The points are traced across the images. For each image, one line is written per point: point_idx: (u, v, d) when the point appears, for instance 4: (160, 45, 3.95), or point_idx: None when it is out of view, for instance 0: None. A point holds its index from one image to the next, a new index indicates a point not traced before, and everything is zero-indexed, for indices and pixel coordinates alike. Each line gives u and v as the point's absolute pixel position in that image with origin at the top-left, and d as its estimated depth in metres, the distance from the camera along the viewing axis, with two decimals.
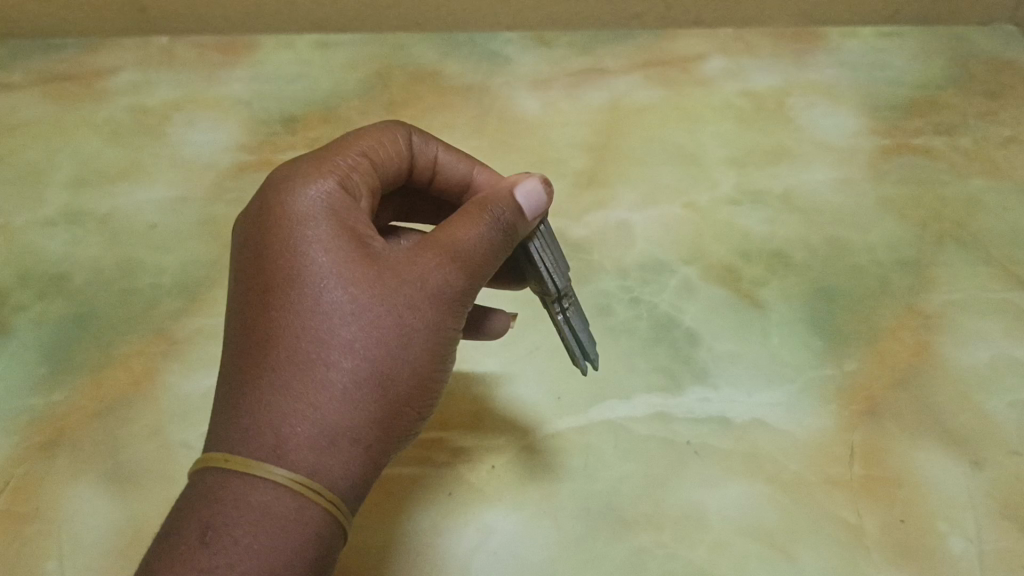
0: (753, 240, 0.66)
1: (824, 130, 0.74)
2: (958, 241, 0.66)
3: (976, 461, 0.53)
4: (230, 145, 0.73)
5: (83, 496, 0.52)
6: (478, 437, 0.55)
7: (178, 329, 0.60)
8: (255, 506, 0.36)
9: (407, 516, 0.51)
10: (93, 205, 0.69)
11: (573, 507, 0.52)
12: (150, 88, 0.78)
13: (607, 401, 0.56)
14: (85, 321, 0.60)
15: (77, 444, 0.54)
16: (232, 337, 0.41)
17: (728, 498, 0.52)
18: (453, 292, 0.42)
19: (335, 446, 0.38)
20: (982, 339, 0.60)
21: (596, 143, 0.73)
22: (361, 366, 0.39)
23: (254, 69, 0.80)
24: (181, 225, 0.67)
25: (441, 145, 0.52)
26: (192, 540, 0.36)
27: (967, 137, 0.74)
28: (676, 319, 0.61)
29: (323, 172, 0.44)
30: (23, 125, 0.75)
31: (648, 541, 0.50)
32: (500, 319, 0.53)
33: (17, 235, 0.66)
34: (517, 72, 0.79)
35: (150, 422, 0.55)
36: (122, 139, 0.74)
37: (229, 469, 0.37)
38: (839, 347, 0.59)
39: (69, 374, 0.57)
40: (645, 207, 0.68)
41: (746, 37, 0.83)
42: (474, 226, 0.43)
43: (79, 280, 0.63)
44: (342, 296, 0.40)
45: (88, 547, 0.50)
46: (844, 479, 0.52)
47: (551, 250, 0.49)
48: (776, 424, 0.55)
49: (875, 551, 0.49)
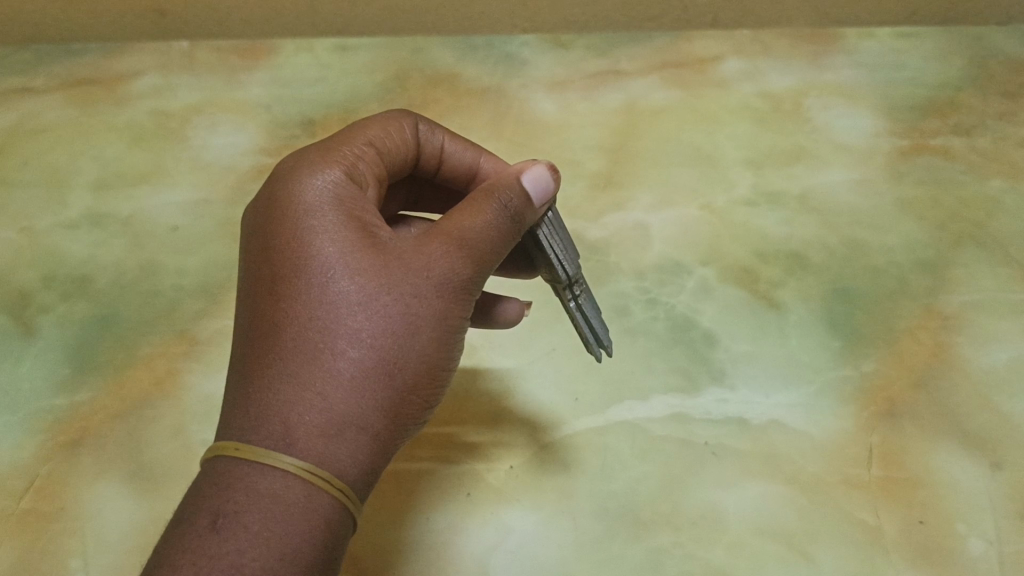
0: (771, 241, 0.66)
1: (842, 131, 0.74)
2: (977, 241, 0.66)
3: (995, 462, 0.53)
4: (251, 148, 0.74)
5: (106, 495, 0.53)
6: (495, 435, 0.55)
7: (200, 330, 0.61)
8: (265, 493, 0.37)
9: (423, 517, 0.52)
10: (115, 207, 0.70)
11: (592, 506, 0.52)
12: (171, 92, 0.79)
13: (625, 402, 0.57)
14: (109, 322, 0.61)
15: (100, 443, 0.55)
16: (241, 327, 0.42)
17: (745, 499, 0.52)
18: (459, 280, 0.42)
19: (343, 435, 0.39)
20: (1002, 340, 0.59)
21: (612, 144, 0.73)
22: (367, 355, 0.40)
23: (273, 72, 0.81)
24: (203, 226, 0.68)
25: (447, 134, 0.52)
26: (203, 526, 0.36)
27: (986, 137, 0.73)
28: (694, 321, 0.61)
29: (329, 163, 0.44)
30: (47, 129, 0.76)
31: (665, 541, 0.50)
32: (513, 306, 0.54)
33: (41, 238, 0.68)
34: (533, 75, 0.80)
35: (172, 422, 0.56)
36: (144, 142, 0.75)
37: (240, 457, 0.38)
38: (857, 348, 0.59)
39: (93, 374, 0.58)
40: (662, 208, 0.68)
41: (763, 38, 0.83)
42: (480, 215, 0.43)
43: (102, 281, 0.64)
44: (348, 285, 0.40)
45: (111, 544, 0.51)
46: (862, 480, 0.52)
47: (560, 238, 0.49)
48: (794, 424, 0.55)
49: (892, 552, 0.50)
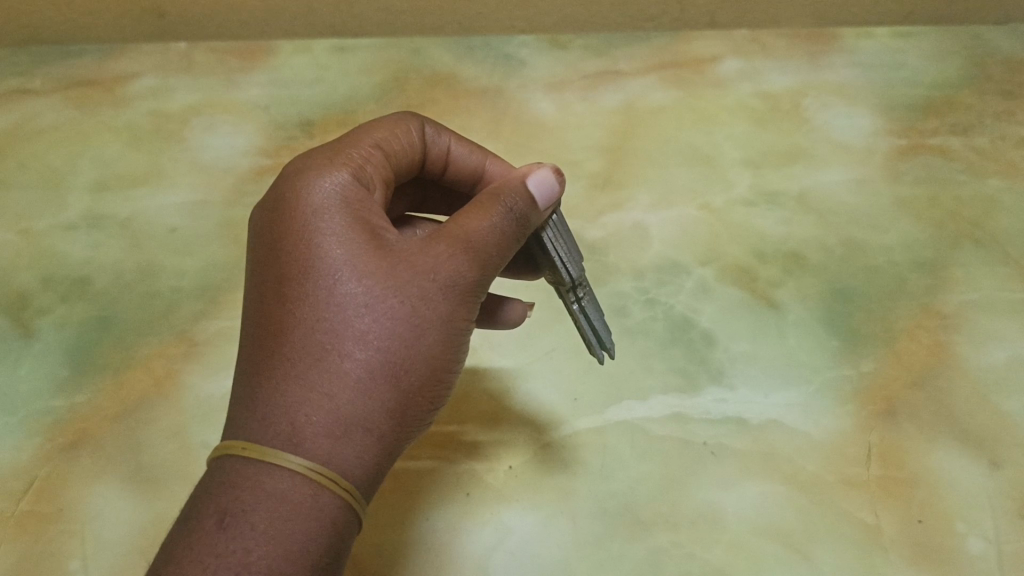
0: (770, 240, 0.66)
1: (840, 131, 0.74)
2: (975, 240, 0.66)
3: (994, 461, 0.53)
4: (249, 149, 0.74)
5: (106, 497, 0.53)
6: (495, 435, 0.55)
7: (200, 331, 0.61)
8: (271, 493, 0.37)
9: (423, 517, 0.52)
10: (114, 208, 0.70)
11: (592, 506, 0.52)
12: (170, 93, 0.79)
13: (624, 401, 0.57)
14: (108, 324, 0.61)
15: (100, 445, 0.55)
16: (248, 328, 0.42)
17: (745, 498, 0.52)
18: (465, 282, 0.42)
19: (348, 436, 0.39)
20: (1000, 340, 0.59)
21: (611, 145, 0.73)
22: (373, 357, 0.40)
23: (272, 74, 0.81)
24: (202, 227, 0.68)
25: (453, 136, 0.52)
26: (209, 526, 0.36)
27: (983, 136, 0.73)
28: (693, 321, 0.61)
29: (336, 164, 0.44)
30: (46, 131, 0.76)
31: (665, 541, 0.50)
32: (517, 307, 0.54)
33: (40, 239, 0.68)
34: (532, 75, 0.80)
35: (172, 423, 0.56)
36: (143, 144, 0.75)
37: (246, 457, 0.38)
38: (856, 347, 0.59)
39: (92, 376, 0.58)
40: (660, 208, 0.68)
41: (761, 38, 0.83)
42: (486, 217, 0.43)
43: (101, 282, 0.64)
44: (355, 286, 0.40)
45: (111, 546, 0.51)
46: (861, 480, 0.52)
47: (563, 240, 0.49)
48: (793, 424, 0.55)
49: (891, 551, 0.50)
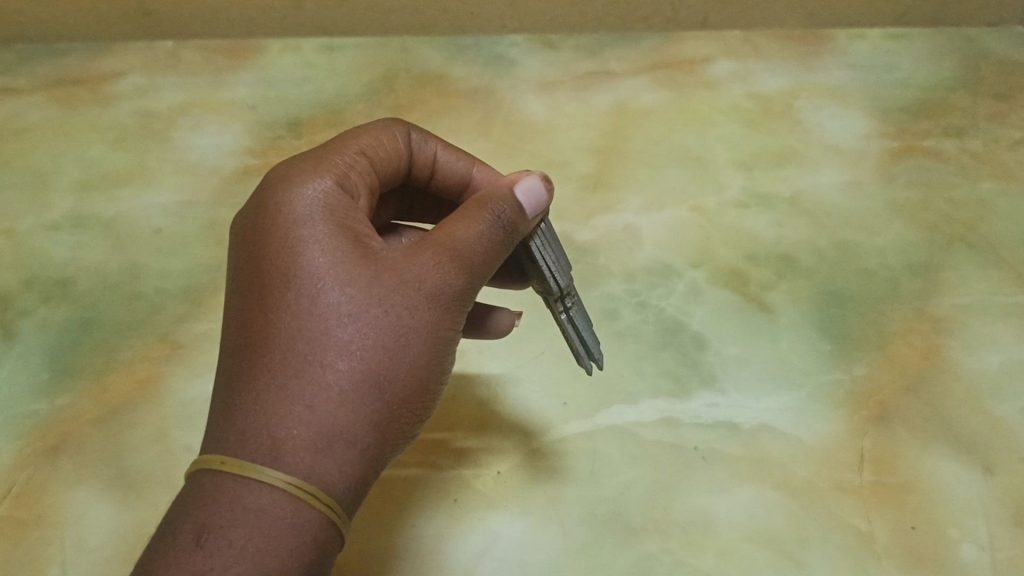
0: (762, 243, 0.65)
1: (833, 132, 0.74)
2: (968, 243, 0.65)
3: (987, 467, 0.53)
4: (236, 148, 0.73)
5: (88, 502, 0.52)
6: (483, 440, 0.55)
7: (183, 334, 0.60)
8: (250, 508, 0.36)
9: (411, 523, 0.51)
10: (97, 209, 0.69)
11: (580, 513, 0.51)
12: (156, 92, 0.78)
13: (615, 406, 0.56)
14: (91, 326, 0.60)
15: (81, 449, 0.54)
16: (228, 339, 0.41)
17: (737, 504, 0.51)
18: (451, 292, 0.41)
19: (331, 449, 0.38)
20: (993, 345, 0.59)
21: (602, 146, 0.73)
22: (357, 367, 0.39)
23: (260, 73, 0.80)
24: (187, 228, 0.67)
25: (440, 143, 0.52)
26: (186, 543, 0.36)
27: (976, 139, 0.73)
28: (684, 324, 0.60)
29: (320, 171, 0.44)
30: (29, 129, 0.75)
31: (656, 547, 0.50)
32: (504, 317, 0.53)
33: (22, 240, 0.66)
34: (523, 76, 0.79)
35: (155, 427, 0.55)
36: (128, 143, 0.74)
37: (225, 471, 0.37)
38: (849, 351, 0.58)
39: (73, 379, 0.57)
40: (652, 210, 0.68)
41: (754, 39, 0.83)
42: (473, 225, 0.42)
43: (84, 284, 0.63)
44: (338, 296, 0.40)
45: (91, 552, 0.49)
46: (854, 486, 0.52)
47: (551, 248, 0.49)
48: (786, 429, 0.54)
49: (885, 558, 0.49)
